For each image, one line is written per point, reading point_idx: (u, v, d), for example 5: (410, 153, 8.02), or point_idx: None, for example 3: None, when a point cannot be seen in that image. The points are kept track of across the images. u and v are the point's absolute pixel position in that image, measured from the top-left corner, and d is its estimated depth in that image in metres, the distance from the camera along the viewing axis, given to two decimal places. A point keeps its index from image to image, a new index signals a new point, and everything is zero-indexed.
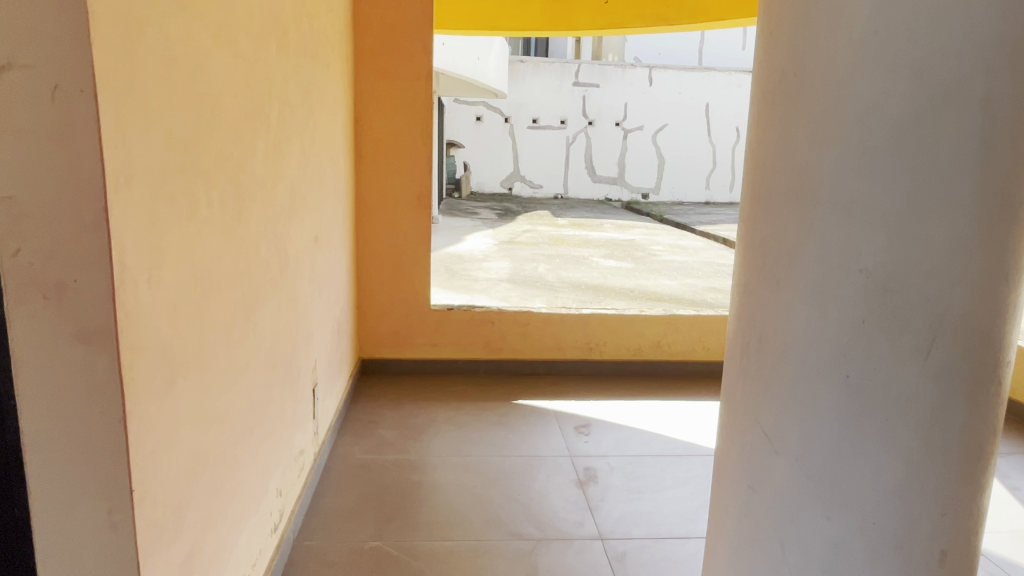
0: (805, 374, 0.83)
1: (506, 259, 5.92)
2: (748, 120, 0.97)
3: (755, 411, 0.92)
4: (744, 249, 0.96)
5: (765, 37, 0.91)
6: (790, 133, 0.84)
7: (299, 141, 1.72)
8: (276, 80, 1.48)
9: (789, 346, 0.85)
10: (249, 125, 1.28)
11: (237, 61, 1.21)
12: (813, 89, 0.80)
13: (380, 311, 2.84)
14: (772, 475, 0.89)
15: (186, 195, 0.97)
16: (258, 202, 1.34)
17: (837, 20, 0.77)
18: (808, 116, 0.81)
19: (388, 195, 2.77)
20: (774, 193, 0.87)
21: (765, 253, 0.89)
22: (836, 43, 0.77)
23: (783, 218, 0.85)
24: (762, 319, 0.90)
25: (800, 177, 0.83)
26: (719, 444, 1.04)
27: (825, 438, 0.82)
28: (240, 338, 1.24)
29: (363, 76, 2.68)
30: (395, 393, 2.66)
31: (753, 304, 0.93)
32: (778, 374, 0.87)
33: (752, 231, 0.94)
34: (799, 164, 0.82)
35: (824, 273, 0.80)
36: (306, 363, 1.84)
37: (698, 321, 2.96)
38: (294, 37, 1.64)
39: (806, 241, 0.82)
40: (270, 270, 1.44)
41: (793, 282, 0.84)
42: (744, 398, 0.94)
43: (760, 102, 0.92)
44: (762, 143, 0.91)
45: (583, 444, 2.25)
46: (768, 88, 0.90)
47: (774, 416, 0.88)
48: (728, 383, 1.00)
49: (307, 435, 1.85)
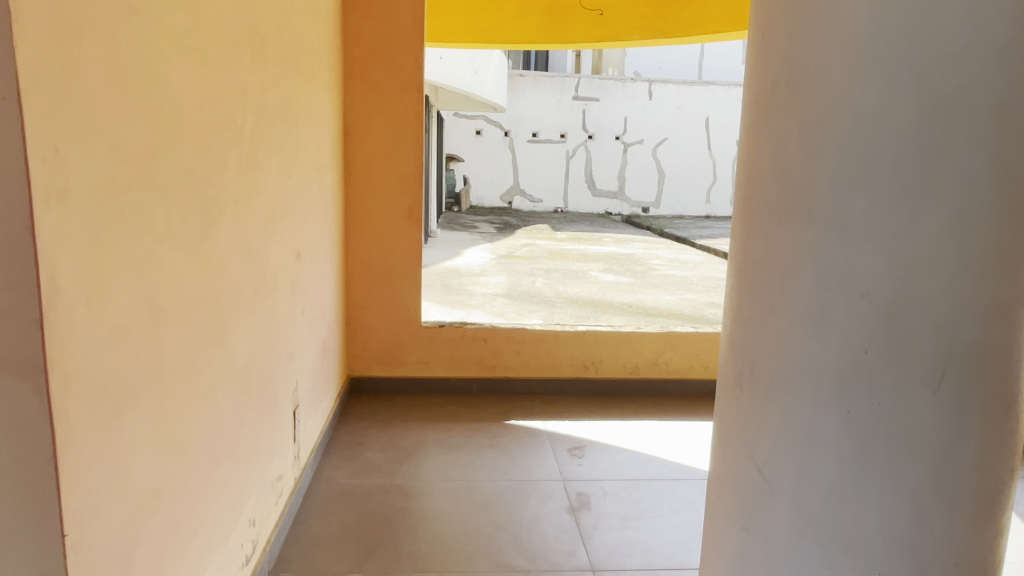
0: (802, 407, 0.76)
1: (504, 274, 5.86)
2: (739, 132, 0.91)
3: (748, 446, 0.85)
4: (736, 271, 0.90)
5: (757, 45, 0.85)
6: (788, 141, 0.77)
7: (279, 154, 1.66)
8: (252, 90, 1.42)
9: (785, 378, 0.78)
10: (218, 136, 1.22)
11: (204, 70, 1.15)
12: (811, 93, 0.74)
13: (370, 329, 2.78)
14: (766, 516, 0.82)
15: (137, 211, 0.90)
16: (228, 218, 1.28)
17: (832, 23, 0.71)
18: (805, 129, 0.74)
19: (378, 209, 2.71)
20: (770, 211, 0.81)
21: (759, 276, 0.83)
22: (832, 46, 0.71)
23: (779, 240, 0.79)
24: (756, 347, 0.83)
25: (795, 193, 0.76)
26: (712, 480, 0.97)
27: (822, 479, 0.74)
28: (205, 363, 1.17)
29: (353, 88, 2.63)
30: (384, 413, 2.59)
31: (746, 330, 0.86)
32: (773, 407, 0.80)
33: (748, 247, 0.87)
34: (796, 181, 0.76)
35: (822, 295, 0.73)
36: (286, 386, 1.77)
37: (696, 339, 2.88)
38: (273, 46, 1.59)
39: (801, 262, 0.75)
40: (243, 289, 1.37)
41: (789, 308, 0.77)
42: (738, 431, 0.87)
43: (752, 113, 0.86)
44: (756, 158, 0.84)
45: (575, 468, 2.18)
46: (763, 96, 0.83)
47: (775, 450, 0.80)
48: (721, 413, 0.93)
49: (287, 461, 1.77)
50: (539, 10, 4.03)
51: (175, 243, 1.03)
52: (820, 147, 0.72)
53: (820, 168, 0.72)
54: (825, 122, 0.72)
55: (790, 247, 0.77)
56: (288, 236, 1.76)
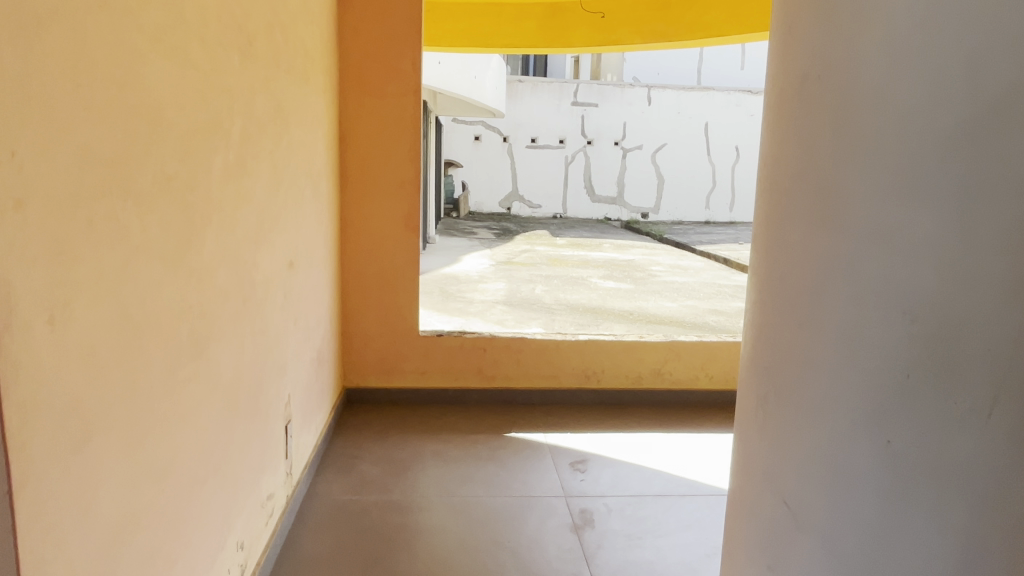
0: (835, 435, 0.72)
1: (503, 281, 5.79)
2: (772, 142, 0.87)
3: (774, 476, 0.83)
4: (769, 287, 0.86)
5: (795, 51, 0.81)
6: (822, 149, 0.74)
7: (270, 158, 1.60)
8: (240, 91, 1.36)
9: (818, 403, 0.74)
10: (202, 139, 1.15)
11: (187, 71, 1.09)
12: (848, 95, 0.70)
13: (366, 338, 2.70)
14: (793, 552, 0.79)
15: (109, 221, 0.84)
16: (213, 226, 1.21)
17: (873, 23, 0.67)
18: (845, 138, 0.70)
19: (374, 216, 2.64)
20: (806, 226, 0.77)
21: (792, 294, 0.79)
22: (872, 48, 0.67)
23: (814, 257, 0.76)
24: (787, 370, 0.80)
25: (832, 206, 0.72)
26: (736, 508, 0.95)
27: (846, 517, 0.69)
28: (188, 381, 1.10)
29: (348, 92, 2.56)
30: (380, 424, 2.51)
31: (779, 351, 0.82)
32: (805, 433, 0.77)
33: (779, 260, 0.83)
34: (833, 193, 0.72)
35: (858, 313, 0.68)
36: (278, 400, 1.70)
37: (700, 348, 2.82)
38: (263, 46, 1.52)
39: (836, 280, 0.71)
40: (231, 301, 1.31)
41: (821, 329, 0.74)
42: (766, 458, 0.84)
43: (788, 122, 0.82)
44: (792, 170, 0.81)
45: (578, 483, 2.11)
46: (795, 93, 0.80)
47: (801, 478, 0.78)
48: (752, 437, 0.90)
49: (278, 479, 1.70)
50: (538, 14, 3.98)
51: (153, 253, 0.96)
52: (858, 156, 0.68)
53: (857, 179, 0.68)
54: (865, 129, 0.67)
55: (826, 264, 0.73)
56: (279, 244, 1.69)
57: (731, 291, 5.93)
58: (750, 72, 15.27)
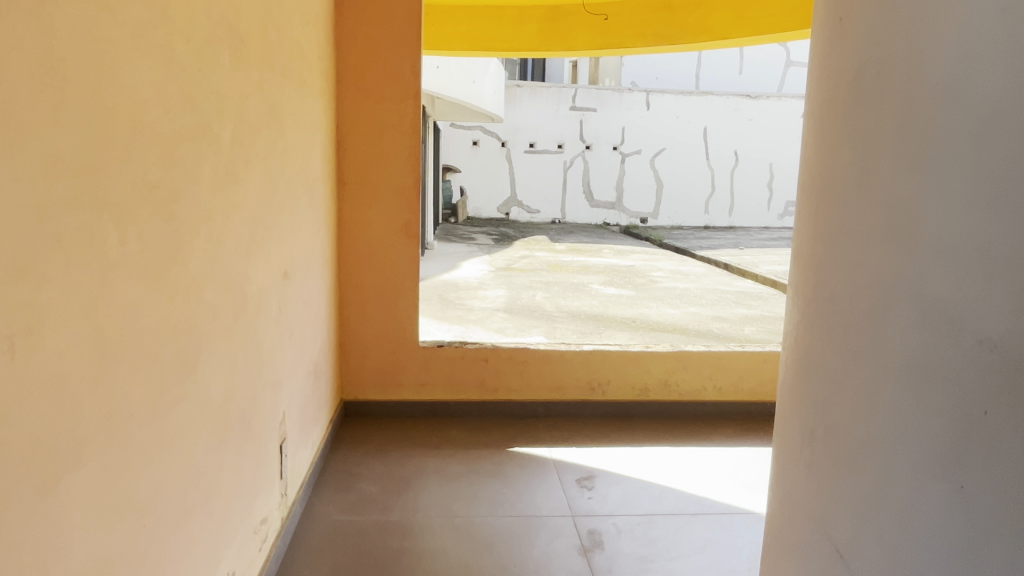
0: (901, 475, 0.65)
1: (503, 287, 5.72)
2: (835, 151, 0.81)
3: (839, 514, 0.76)
4: (833, 309, 0.80)
5: (863, 54, 0.75)
6: (884, 161, 0.70)
7: (264, 164, 1.53)
8: (231, 93, 1.28)
9: (886, 438, 0.68)
10: (188, 144, 1.08)
11: (173, 71, 1.01)
12: (917, 97, 0.64)
13: (364, 350, 2.62)
14: None
15: (81, 235, 0.76)
16: (200, 237, 1.13)
17: (951, 16, 0.60)
18: (920, 147, 0.64)
19: (372, 224, 2.57)
20: (875, 243, 0.71)
21: (860, 318, 0.73)
22: (950, 44, 0.60)
23: (884, 278, 0.69)
24: (854, 400, 0.74)
25: (903, 222, 0.66)
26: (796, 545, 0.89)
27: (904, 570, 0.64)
28: (171, 405, 1.02)
29: (346, 96, 2.49)
30: (379, 439, 2.43)
31: (844, 379, 0.76)
32: (871, 470, 0.70)
33: (831, 281, 0.80)
34: (904, 209, 0.66)
35: (930, 340, 0.61)
36: (272, 418, 1.62)
37: (708, 358, 2.74)
38: (256, 47, 1.45)
39: (908, 303, 0.65)
40: (220, 316, 1.23)
41: (890, 356, 0.67)
42: (832, 494, 0.78)
43: (856, 132, 0.76)
44: (859, 183, 0.74)
45: (586, 501, 2.02)
46: (858, 98, 0.75)
47: (863, 522, 0.71)
48: (813, 470, 0.84)
49: (273, 502, 1.62)
50: (538, 18, 3.92)
51: (132, 268, 0.89)
52: (932, 166, 0.62)
53: (932, 191, 0.62)
54: (940, 136, 0.61)
55: (897, 285, 0.67)
56: (274, 254, 1.62)
57: (734, 297, 5.85)
58: (748, 77, 15.27)
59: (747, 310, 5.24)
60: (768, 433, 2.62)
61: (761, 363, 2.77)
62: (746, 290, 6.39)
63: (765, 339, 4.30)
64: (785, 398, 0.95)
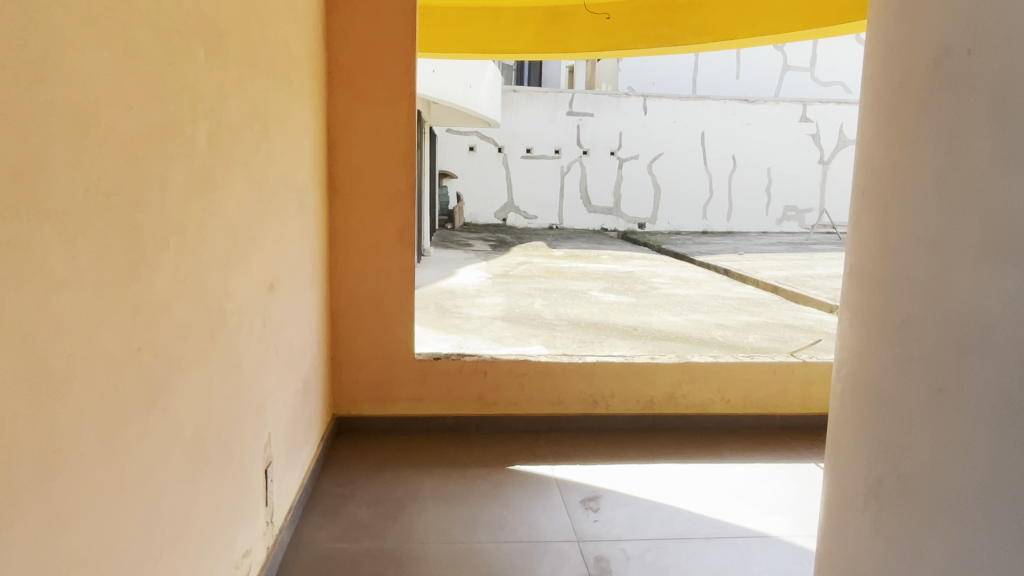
0: (993, 500, 0.66)
1: (500, 294, 5.61)
2: (901, 164, 0.81)
3: (907, 527, 0.78)
4: (899, 323, 0.81)
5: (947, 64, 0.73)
6: (968, 167, 0.70)
7: (246, 169, 1.42)
8: (204, 89, 1.16)
9: (974, 462, 0.68)
10: (153, 147, 0.97)
11: (137, 64, 0.91)
12: (1016, 107, 0.64)
13: (357, 364, 2.51)
14: None
15: (19, 250, 0.66)
16: (171, 248, 1.03)
17: None
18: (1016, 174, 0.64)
19: (365, 231, 2.46)
20: (954, 266, 0.71)
21: (939, 337, 0.74)
22: None
23: (967, 303, 0.70)
24: (930, 420, 0.75)
25: (997, 249, 0.66)
26: (850, 550, 0.91)
27: (994, 568, 0.66)
28: (134, 438, 0.91)
29: (337, 98, 2.38)
30: (374, 458, 2.32)
31: (917, 397, 0.77)
32: (953, 492, 0.71)
33: (897, 296, 0.81)
34: (999, 236, 0.66)
35: None
36: (255, 442, 1.50)
37: (716, 369, 2.64)
38: (237, 43, 1.34)
39: (999, 331, 0.66)
40: (195, 335, 1.13)
41: (982, 382, 0.67)
42: (901, 506, 0.80)
43: (931, 148, 0.76)
44: (935, 203, 0.75)
45: (591, 525, 1.91)
46: (936, 115, 0.75)
47: (940, 540, 0.73)
48: (875, 480, 0.85)
49: (256, 532, 1.51)
50: (536, 20, 3.83)
51: (83, 286, 0.78)
52: None
53: None
54: None
55: (986, 312, 0.67)
56: (257, 267, 1.51)
57: (735, 304, 5.75)
58: (744, 81, 15.23)
59: (749, 317, 5.13)
60: (779, 448, 2.51)
61: (771, 374, 2.67)
62: (747, 296, 6.29)
63: (769, 347, 4.19)
64: (841, 414, 0.96)
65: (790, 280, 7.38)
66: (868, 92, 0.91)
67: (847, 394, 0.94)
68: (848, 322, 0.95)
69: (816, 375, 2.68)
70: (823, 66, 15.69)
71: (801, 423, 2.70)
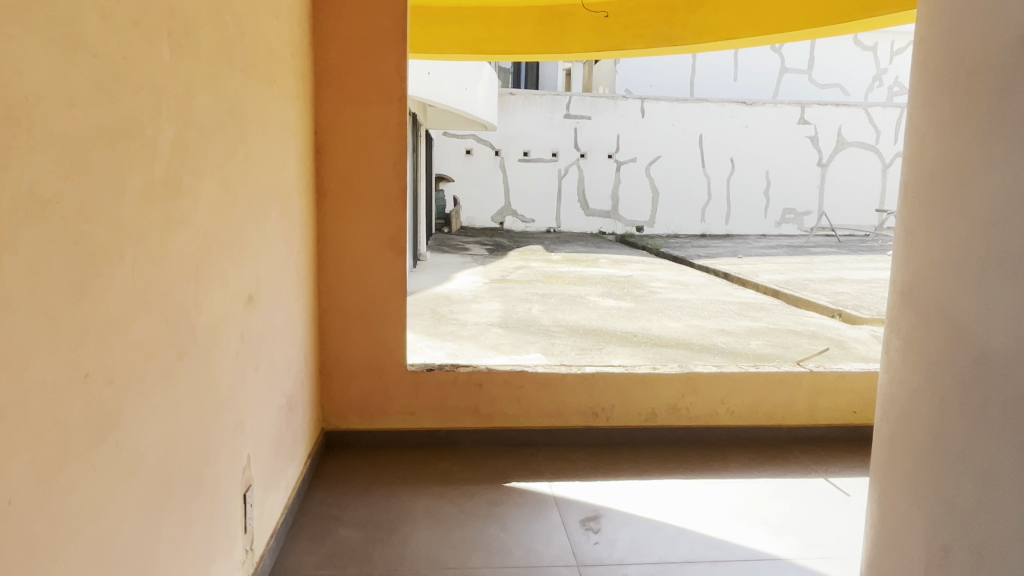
0: (981, 454, 0.91)
1: (497, 300, 5.51)
2: (930, 207, 1.06)
3: (927, 478, 1.04)
4: (928, 328, 1.06)
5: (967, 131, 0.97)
6: (977, 209, 0.94)
7: (220, 172, 1.32)
8: (167, 86, 1.06)
9: (970, 427, 0.94)
10: (105, 149, 0.87)
11: (84, 57, 0.82)
12: (1007, 170, 0.88)
13: (347, 375, 2.41)
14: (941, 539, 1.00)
15: None
16: (128, 261, 0.94)
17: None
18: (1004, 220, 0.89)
19: (354, 238, 2.36)
20: (964, 286, 0.96)
21: (953, 336, 0.99)
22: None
23: (972, 312, 0.95)
24: (946, 399, 1.00)
25: (992, 274, 0.90)
26: (890, 506, 1.16)
27: (984, 504, 0.91)
28: (81, 475, 0.81)
29: (324, 99, 2.29)
30: (364, 475, 2.22)
31: (938, 382, 1.02)
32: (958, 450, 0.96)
33: (927, 307, 1.06)
34: (994, 265, 0.90)
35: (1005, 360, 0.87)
36: (232, 465, 1.41)
37: (719, 380, 2.54)
38: (207, 37, 1.24)
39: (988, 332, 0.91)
40: (158, 356, 1.03)
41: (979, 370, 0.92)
42: (924, 465, 1.05)
43: (951, 195, 1.01)
44: (952, 237, 1.00)
45: (592, 547, 1.82)
46: (956, 171, 1.00)
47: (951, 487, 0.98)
48: (908, 447, 1.11)
49: (234, 563, 1.41)
50: (533, 20, 3.74)
51: (13, 307, 0.68)
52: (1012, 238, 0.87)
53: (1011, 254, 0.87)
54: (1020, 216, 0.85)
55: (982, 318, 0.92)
56: (233, 277, 1.41)
57: (736, 308, 5.66)
58: (742, 84, 15.18)
59: (751, 322, 5.04)
60: (786, 462, 2.41)
61: (778, 384, 2.57)
62: (748, 301, 6.20)
63: (772, 354, 4.10)
64: (890, 398, 1.18)
65: (791, 284, 7.29)
66: (910, 144, 1.15)
67: (893, 384, 1.17)
68: (894, 330, 1.18)
69: (824, 385, 2.59)
70: (821, 68, 15.63)
71: (808, 435, 2.60)
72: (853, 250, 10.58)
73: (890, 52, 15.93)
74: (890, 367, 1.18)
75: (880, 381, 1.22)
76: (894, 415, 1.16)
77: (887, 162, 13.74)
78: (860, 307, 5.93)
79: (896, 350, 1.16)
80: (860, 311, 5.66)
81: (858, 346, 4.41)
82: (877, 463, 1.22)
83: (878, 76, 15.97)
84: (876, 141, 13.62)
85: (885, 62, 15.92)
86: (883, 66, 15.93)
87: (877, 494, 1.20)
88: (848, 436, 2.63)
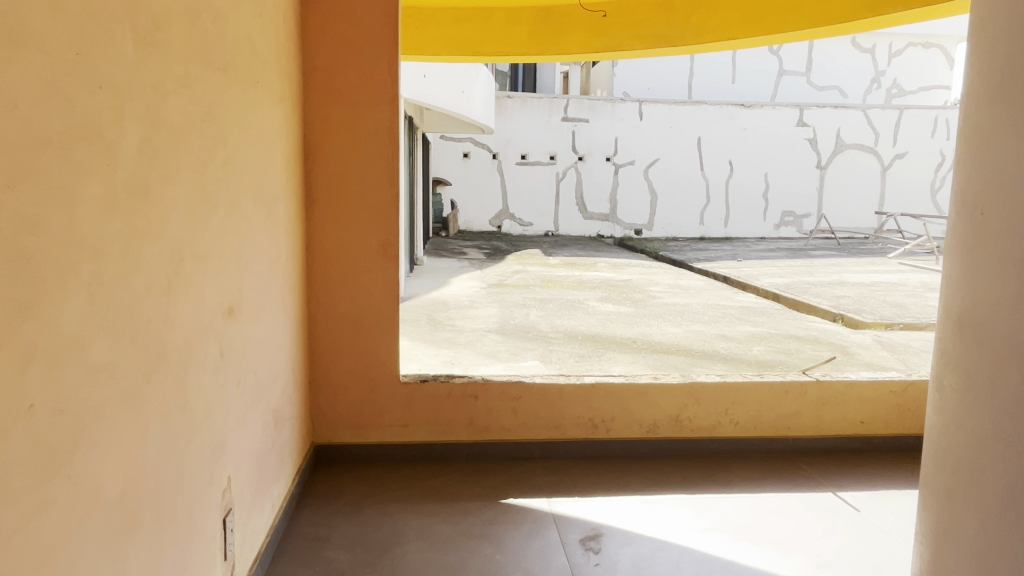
0: None
1: (494, 305, 5.43)
2: (988, 214, 1.03)
3: (987, 499, 1.00)
4: (985, 340, 1.02)
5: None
6: None
7: (195, 178, 1.24)
8: (131, 86, 0.98)
9: None
10: (56, 154, 0.79)
11: (31, 51, 0.74)
12: None
13: (338, 387, 2.33)
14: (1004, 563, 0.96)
15: None
16: (85, 276, 0.86)
17: None
18: None
19: (345, 245, 2.28)
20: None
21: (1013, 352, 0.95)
22: None
23: None
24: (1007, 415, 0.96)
25: None
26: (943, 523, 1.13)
27: None
28: (28, 516, 0.74)
29: (313, 101, 2.21)
30: (356, 492, 2.13)
31: (998, 397, 0.98)
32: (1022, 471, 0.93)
33: (986, 320, 1.02)
34: None
35: None
36: (211, 489, 1.32)
37: (723, 390, 2.46)
38: (178, 33, 1.16)
39: None
40: (121, 379, 0.95)
41: None
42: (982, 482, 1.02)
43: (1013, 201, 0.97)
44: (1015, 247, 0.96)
45: (592, 568, 1.73)
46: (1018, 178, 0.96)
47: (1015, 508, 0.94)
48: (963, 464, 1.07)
49: None
50: (529, 21, 3.67)
51: None
52: None
53: None
54: None
55: None
56: (211, 289, 1.32)
57: (736, 313, 5.58)
58: (740, 86, 15.13)
59: (752, 327, 4.97)
60: (793, 475, 2.34)
61: (783, 394, 2.49)
62: (748, 305, 6.12)
63: (775, 361, 4.02)
64: (944, 414, 1.15)
65: (791, 287, 7.22)
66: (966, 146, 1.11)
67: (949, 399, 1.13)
68: (948, 342, 1.14)
69: (831, 395, 2.51)
70: (819, 70, 15.60)
71: (815, 447, 2.53)
72: (853, 253, 10.52)
73: (889, 53, 16.00)
74: (942, 383, 1.15)
75: (930, 390, 1.21)
76: (947, 431, 1.13)
77: (886, 164, 13.69)
78: (862, 311, 5.86)
79: (949, 364, 1.13)
80: (862, 315, 5.59)
81: (861, 352, 4.33)
82: (926, 474, 1.20)
83: (876, 78, 15.94)
84: (875, 143, 13.57)
85: (883, 64, 15.89)
86: (881, 68, 15.92)
87: (929, 510, 1.18)
88: (856, 447, 2.55)
